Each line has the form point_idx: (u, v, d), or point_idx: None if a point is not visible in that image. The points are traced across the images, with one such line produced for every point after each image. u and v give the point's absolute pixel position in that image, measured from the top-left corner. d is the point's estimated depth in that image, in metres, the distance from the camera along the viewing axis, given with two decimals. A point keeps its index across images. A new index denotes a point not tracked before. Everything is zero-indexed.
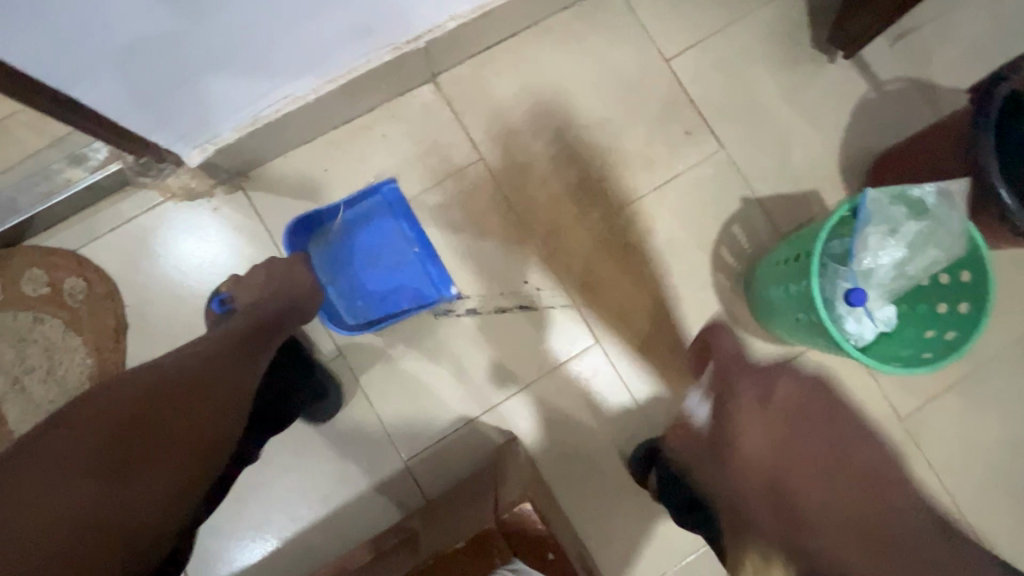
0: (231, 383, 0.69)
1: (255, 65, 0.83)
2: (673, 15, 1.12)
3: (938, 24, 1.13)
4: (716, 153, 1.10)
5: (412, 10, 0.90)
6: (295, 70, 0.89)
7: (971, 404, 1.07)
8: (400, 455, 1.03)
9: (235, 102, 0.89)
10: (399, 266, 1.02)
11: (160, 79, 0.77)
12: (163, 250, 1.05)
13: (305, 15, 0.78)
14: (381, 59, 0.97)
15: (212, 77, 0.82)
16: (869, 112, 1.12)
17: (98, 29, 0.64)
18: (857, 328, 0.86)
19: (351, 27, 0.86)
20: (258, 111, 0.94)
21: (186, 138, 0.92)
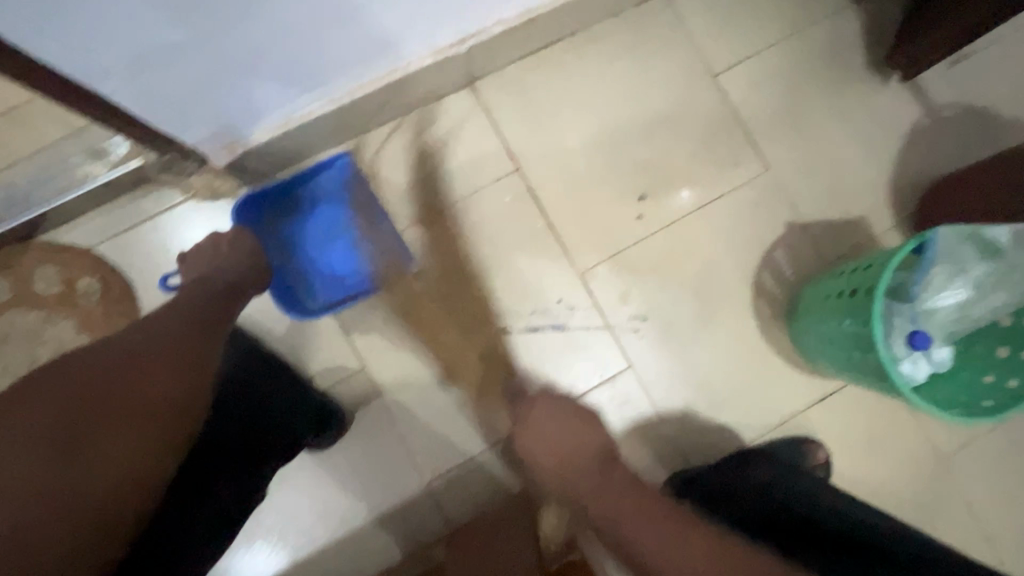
0: (183, 357, 0.64)
1: (293, 64, 0.79)
2: (723, 28, 1.08)
3: (998, 50, 1.09)
4: (762, 174, 1.06)
5: (459, 13, 0.85)
6: (333, 70, 0.84)
7: (1015, 448, 1.03)
8: (422, 476, 0.99)
9: (268, 102, 0.85)
10: (354, 246, 1.02)
11: (193, 76, 0.72)
12: (181, 252, 1.00)
13: (349, 15, 0.74)
14: (421, 62, 0.92)
15: (246, 76, 0.77)
16: (922, 139, 1.07)
17: (134, 23, 0.59)
18: (911, 370, 0.81)
19: (396, 28, 0.81)
20: (290, 112, 0.89)
21: (214, 138, 0.87)
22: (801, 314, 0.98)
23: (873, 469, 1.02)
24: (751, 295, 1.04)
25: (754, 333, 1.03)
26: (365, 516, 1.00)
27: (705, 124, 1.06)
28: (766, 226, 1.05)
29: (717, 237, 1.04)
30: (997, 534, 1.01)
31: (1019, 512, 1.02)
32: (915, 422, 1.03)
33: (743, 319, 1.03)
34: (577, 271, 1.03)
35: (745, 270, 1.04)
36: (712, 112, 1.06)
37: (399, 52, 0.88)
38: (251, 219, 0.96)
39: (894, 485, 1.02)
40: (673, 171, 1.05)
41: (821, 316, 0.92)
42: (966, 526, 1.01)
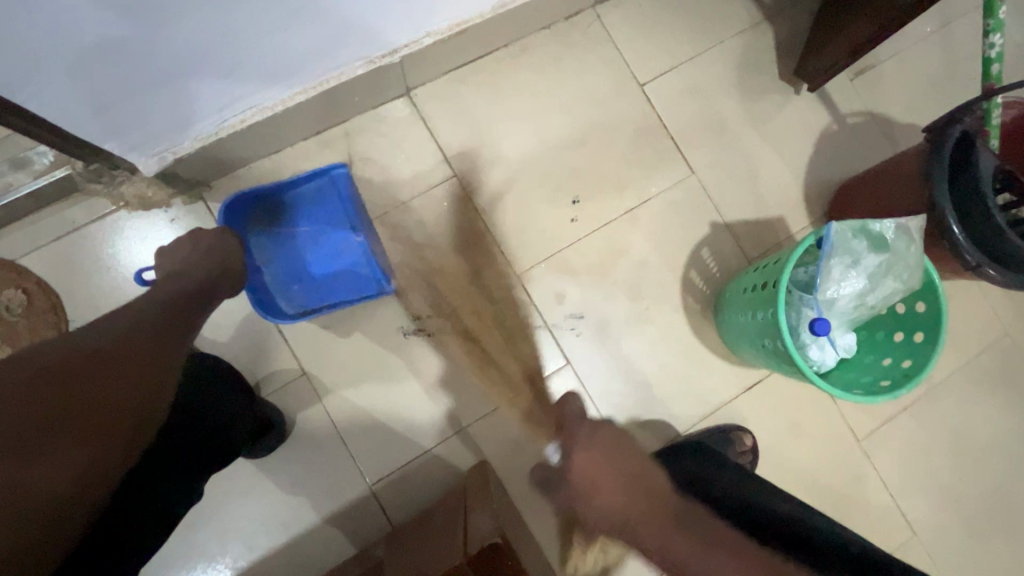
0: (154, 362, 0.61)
1: (221, 74, 0.80)
2: (649, 40, 1.14)
3: (895, 63, 1.19)
4: (687, 177, 1.12)
5: (389, 24, 0.88)
6: (265, 78, 0.86)
7: (923, 427, 1.11)
8: (365, 480, 1.00)
9: (198, 111, 0.85)
10: (339, 251, 1.03)
11: (116, 85, 0.72)
12: (114, 260, 0.99)
13: (275, 26, 0.76)
14: (354, 72, 0.94)
15: (173, 85, 0.78)
16: (831, 143, 1.16)
17: (47, 32, 0.59)
18: (819, 355, 0.88)
19: (326, 38, 0.83)
20: (222, 121, 0.90)
21: (143, 146, 0.87)
22: (725, 308, 1.04)
23: (797, 452, 1.08)
24: (680, 292, 1.09)
25: (684, 327, 1.09)
26: (308, 523, 0.99)
27: (634, 130, 1.12)
28: (692, 226, 1.11)
29: (647, 237, 1.10)
30: (908, 507, 1.10)
31: (927, 485, 1.11)
32: (834, 407, 1.10)
33: (674, 314, 1.09)
34: (514, 273, 1.06)
35: (675, 269, 1.10)
36: (640, 119, 1.12)
37: (331, 61, 0.90)
38: (241, 216, 0.96)
39: (817, 466, 1.09)
40: (605, 175, 1.10)
41: (741, 310, 0.98)
42: (881, 501, 1.09)
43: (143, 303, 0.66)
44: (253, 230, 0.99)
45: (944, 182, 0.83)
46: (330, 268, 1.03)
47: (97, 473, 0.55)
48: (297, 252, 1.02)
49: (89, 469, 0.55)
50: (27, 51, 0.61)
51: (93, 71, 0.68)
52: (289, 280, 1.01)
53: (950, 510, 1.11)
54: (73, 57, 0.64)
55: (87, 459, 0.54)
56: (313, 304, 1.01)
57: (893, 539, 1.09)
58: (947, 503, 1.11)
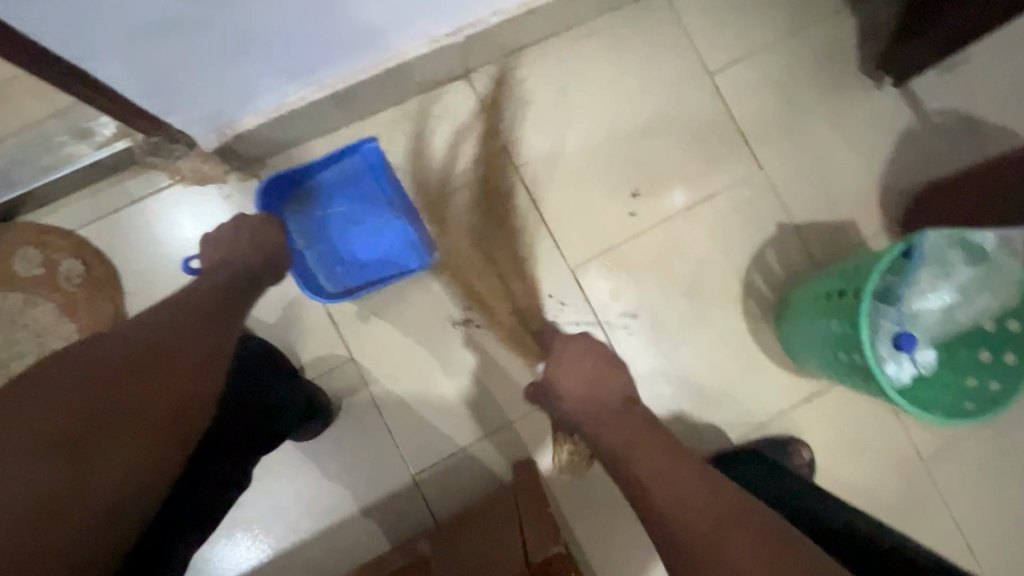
0: (201, 353, 0.64)
1: (286, 48, 0.77)
2: (721, 26, 1.08)
3: (988, 58, 1.10)
4: (755, 174, 1.06)
5: (458, 1, 0.84)
6: (329, 54, 0.83)
7: (995, 451, 1.05)
8: (409, 469, 0.99)
9: (260, 86, 0.83)
10: (380, 229, 1.00)
11: (184, 58, 0.70)
12: (161, 235, 0.98)
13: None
14: (417, 51, 0.91)
15: (239, 58, 0.75)
16: (913, 144, 1.08)
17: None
18: (895, 370, 0.82)
19: (394, 13, 0.80)
20: (282, 97, 0.88)
21: (204, 121, 0.85)
22: (790, 314, 0.99)
23: (856, 470, 1.03)
24: (741, 294, 1.04)
25: (743, 331, 1.04)
26: (348, 509, 0.99)
27: (700, 122, 1.06)
28: (757, 225, 1.05)
29: (709, 235, 1.05)
30: (974, 536, 1.03)
31: (997, 514, 1.04)
32: (898, 424, 1.04)
33: (733, 318, 1.04)
34: (568, 266, 1.02)
35: (736, 270, 1.05)
36: (708, 109, 1.07)
37: (395, 39, 0.86)
38: (277, 200, 0.97)
39: (875, 485, 1.03)
40: (667, 168, 1.05)
41: (809, 317, 0.93)
42: (944, 527, 1.03)
43: (178, 305, 0.67)
44: (294, 214, 0.99)
45: None
46: (369, 249, 1.00)
47: (116, 466, 0.55)
48: (340, 234, 1.00)
49: (146, 455, 0.57)
50: (101, 15, 0.59)
51: (163, 40, 0.66)
52: (333, 263, 0.99)
53: (1018, 543, 1.04)
54: (145, 23, 0.62)
55: (162, 439, 0.58)
56: (359, 284, 0.99)
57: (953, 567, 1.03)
58: (1016, 534, 1.04)
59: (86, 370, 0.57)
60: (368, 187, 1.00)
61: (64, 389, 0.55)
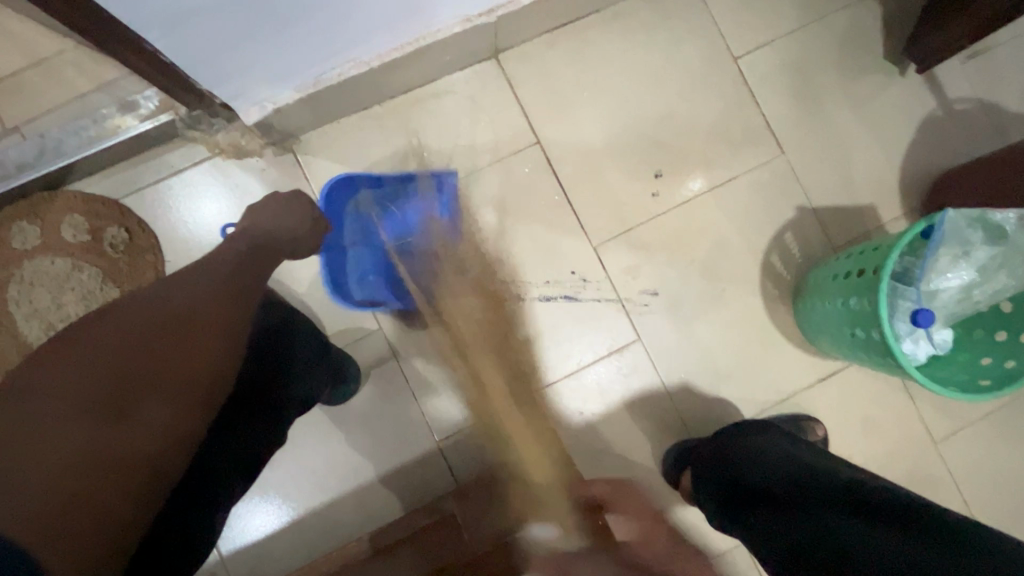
0: (222, 314, 0.60)
1: (329, 25, 0.80)
2: (746, 11, 1.09)
3: (1013, 46, 1.11)
4: (776, 157, 1.08)
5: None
6: (368, 31, 0.85)
7: (1007, 434, 1.07)
8: (433, 436, 1.02)
9: (301, 61, 0.86)
10: (417, 290, 1.03)
11: (238, 32, 0.73)
12: (185, 212, 1.02)
13: None
14: (450, 30, 0.93)
15: (287, 35, 0.78)
16: (934, 131, 1.10)
17: None
18: (912, 349, 0.85)
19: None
20: (320, 73, 0.91)
21: (246, 94, 0.88)
22: (807, 294, 1.01)
23: (868, 449, 1.06)
24: (760, 275, 1.07)
25: (761, 312, 1.06)
26: (374, 473, 1.03)
27: (723, 105, 1.08)
28: (777, 208, 1.07)
29: (730, 216, 1.07)
30: (984, 515, 1.05)
31: (1008, 496, 1.06)
32: (912, 406, 1.06)
33: (751, 298, 1.06)
34: (589, 245, 1.05)
35: (755, 251, 1.07)
36: (730, 93, 1.08)
37: (432, 16, 0.88)
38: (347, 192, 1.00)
39: (887, 465, 1.06)
40: (690, 150, 1.07)
41: (828, 296, 0.95)
42: (955, 506, 1.05)
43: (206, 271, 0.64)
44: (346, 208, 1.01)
45: None
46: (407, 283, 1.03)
47: (159, 423, 0.52)
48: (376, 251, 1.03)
49: (177, 421, 0.53)
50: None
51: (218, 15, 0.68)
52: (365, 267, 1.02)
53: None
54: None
55: (195, 401, 0.56)
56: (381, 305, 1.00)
57: None
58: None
59: (108, 338, 0.53)
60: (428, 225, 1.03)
61: (93, 352, 0.52)
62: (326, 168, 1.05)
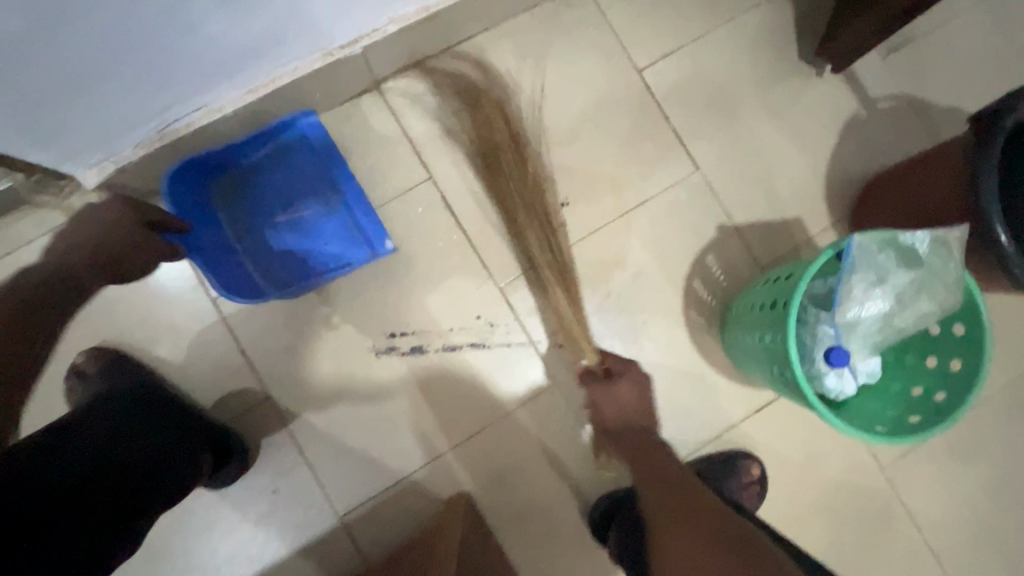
0: None
1: (154, 73, 0.71)
2: (649, 18, 1.01)
3: (936, 36, 1.03)
4: (691, 174, 1.00)
5: (349, 0, 0.77)
6: (209, 75, 0.77)
7: (958, 453, 1.00)
8: (335, 510, 0.91)
9: (134, 114, 0.77)
10: (322, 209, 0.94)
11: (41, 87, 0.64)
12: None
13: (208, 19, 0.66)
14: (311, 66, 0.85)
15: (103, 87, 0.69)
16: (858, 134, 1.02)
17: None
18: (836, 384, 0.75)
19: (277, 11, 0.71)
20: (164, 125, 0.82)
21: (80, 156, 0.79)
22: (732, 323, 0.93)
23: (812, 482, 0.98)
24: (682, 303, 0.98)
25: (686, 343, 0.98)
26: (275, 559, 0.90)
27: (630, 122, 1.00)
28: (696, 230, 0.99)
29: (645, 242, 0.99)
30: (938, 542, 0.99)
31: (962, 518, 0.99)
32: None
33: (674, 330, 0.98)
34: (496, 286, 0.96)
35: (676, 278, 0.99)
36: (637, 108, 1.00)
37: (284, 43, 0.78)
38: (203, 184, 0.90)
39: (834, 497, 0.98)
40: (598, 173, 0.99)
41: (749, 327, 0.86)
42: (908, 535, 0.98)
43: None
44: (223, 205, 0.92)
45: (993, 186, 0.70)
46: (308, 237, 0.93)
47: None
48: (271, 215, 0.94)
49: None
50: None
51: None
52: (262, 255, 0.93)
53: (986, 547, 0.99)
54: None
55: None
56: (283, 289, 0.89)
57: None
58: (982, 537, 1.00)
59: None
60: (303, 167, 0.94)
61: None
62: None
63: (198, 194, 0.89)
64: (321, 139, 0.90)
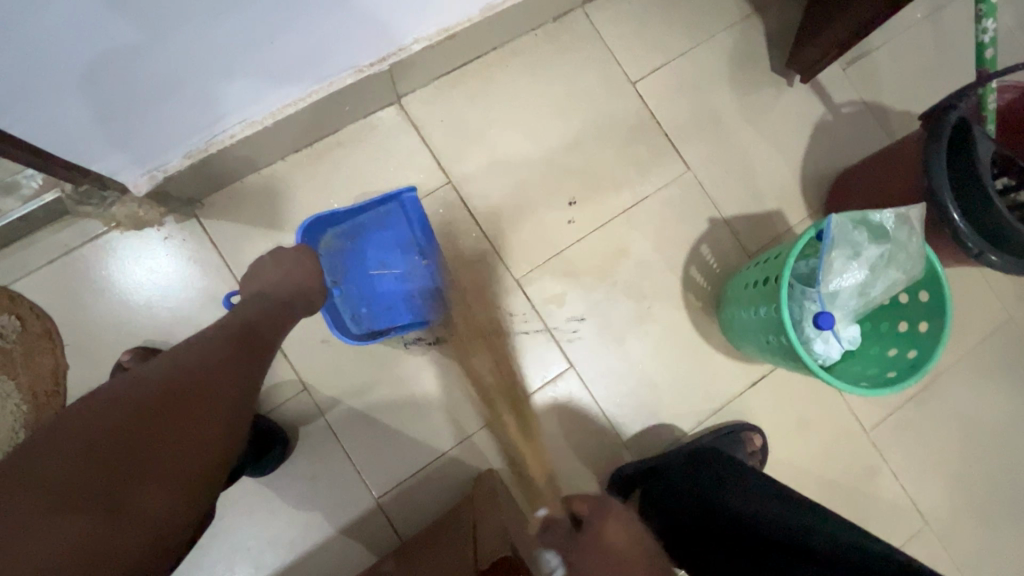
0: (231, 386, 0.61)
1: (212, 87, 0.78)
2: (639, 37, 1.13)
3: (887, 49, 1.18)
4: (683, 174, 1.11)
5: (385, 24, 0.86)
6: (256, 90, 0.84)
7: (930, 415, 1.11)
8: (371, 493, 0.97)
9: (187, 126, 0.84)
10: (411, 277, 1.02)
11: (116, 99, 0.71)
12: (116, 272, 0.98)
13: (267, 38, 0.74)
14: (343, 82, 0.93)
15: (167, 99, 0.76)
16: (827, 135, 1.15)
17: (45, 46, 0.59)
18: (824, 349, 0.86)
19: (324, 33, 0.80)
20: (210, 137, 0.89)
21: (133, 164, 0.85)
22: (726, 304, 1.03)
23: (805, 446, 1.08)
24: (681, 289, 1.09)
25: (686, 326, 1.08)
26: (316, 542, 0.95)
27: (627, 128, 1.11)
28: (690, 223, 1.10)
29: (646, 235, 1.09)
30: (919, 496, 1.09)
31: (938, 475, 1.11)
32: (842, 400, 1.09)
33: (676, 313, 1.08)
34: (512, 279, 1.05)
35: (674, 266, 1.09)
36: (633, 116, 1.11)
37: (326, 64, 0.87)
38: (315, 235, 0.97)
39: (823, 460, 1.08)
40: (601, 175, 1.09)
41: (743, 304, 0.97)
42: (892, 492, 1.09)
43: (215, 335, 0.66)
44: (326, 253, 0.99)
45: (943, 172, 0.82)
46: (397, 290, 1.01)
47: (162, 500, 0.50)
48: (366, 268, 1.02)
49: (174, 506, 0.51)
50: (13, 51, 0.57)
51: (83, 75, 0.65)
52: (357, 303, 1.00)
53: (959, 499, 1.11)
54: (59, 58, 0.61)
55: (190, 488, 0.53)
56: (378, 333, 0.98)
57: (906, 530, 1.09)
58: (957, 491, 1.11)
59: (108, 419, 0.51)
60: (399, 230, 1.01)
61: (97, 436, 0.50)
62: (233, 228, 1.01)
63: (310, 244, 0.96)
64: (417, 211, 0.98)
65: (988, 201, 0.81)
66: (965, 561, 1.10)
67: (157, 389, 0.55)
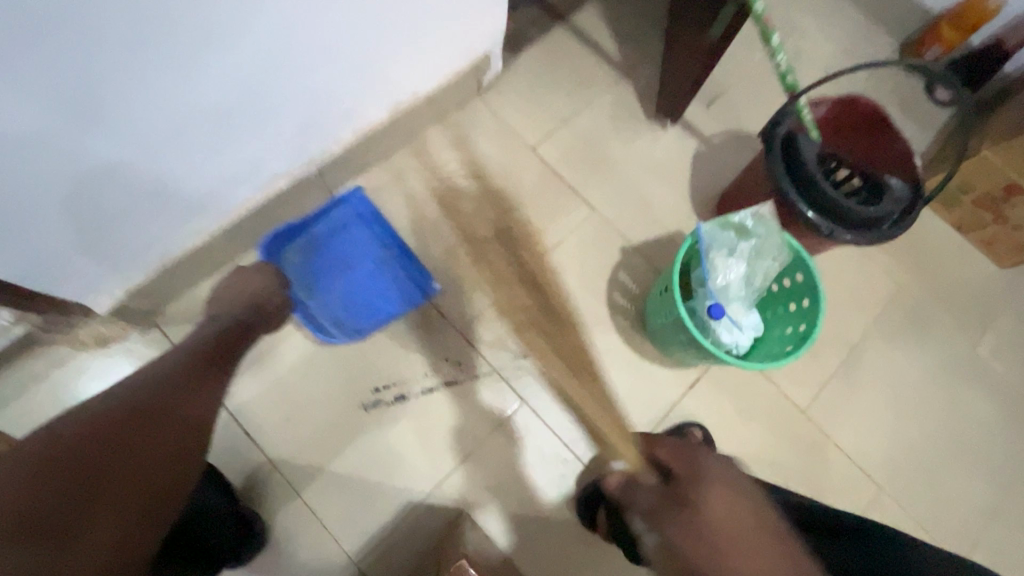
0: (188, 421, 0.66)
1: (162, 208, 0.91)
2: (532, 111, 1.34)
3: (738, 87, 1.42)
4: (590, 214, 1.27)
5: (307, 134, 1.02)
6: (202, 205, 0.97)
7: (854, 386, 1.23)
8: (349, 558, 1.01)
9: (144, 246, 0.95)
10: (377, 271, 1.15)
11: (76, 232, 0.82)
12: (90, 391, 1.05)
13: (205, 160, 0.88)
14: (279, 186, 1.08)
15: (124, 225, 0.88)
16: (705, 162, 1.35)
17: (13, 197, 0.71)
18: (731, 337, 0.98)
19: (255, 149, 0.95)
20: (166, 253, 1.00)
21: (96, 288, 0.95)
22: (648, 317, 1.15)
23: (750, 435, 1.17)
24: (609, 313, 1.21)
25: (621, 344, 1.19)
26: None
27: (535, 185, 1.28)
28: (605, 254, 1.25)
29: (568, 271, 1.22)
30: (863, 462, 1.18)
31: (876, 438, 1.20)
32: (773, 387, 1.20)
33: (608, 335, 1.19)
34: (456, 331, 1.16)
35: (599, 294, 1.22)
36: (538, 174, 1.29)
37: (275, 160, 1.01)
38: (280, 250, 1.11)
39: (770, 446, 1.17)
40: (518, 226, 1.25)
41: (660, 314, 1.09)
42: (838, 462, 1.17)
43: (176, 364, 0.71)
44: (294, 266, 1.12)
45: (783, 175, 0.99)
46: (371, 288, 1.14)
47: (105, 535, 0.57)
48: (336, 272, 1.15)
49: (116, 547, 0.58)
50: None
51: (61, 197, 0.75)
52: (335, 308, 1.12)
53: (901, 458, 1.19)
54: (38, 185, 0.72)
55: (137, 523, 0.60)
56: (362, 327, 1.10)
57: (860, 497, 1.16)
58: (898, 450, 1.20)
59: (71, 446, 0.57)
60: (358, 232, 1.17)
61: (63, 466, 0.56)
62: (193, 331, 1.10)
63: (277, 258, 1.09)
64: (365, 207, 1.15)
65: (822, 189, 0.99)
66: (922, 516, 1.17)
67: (117, 424, 0.61)
